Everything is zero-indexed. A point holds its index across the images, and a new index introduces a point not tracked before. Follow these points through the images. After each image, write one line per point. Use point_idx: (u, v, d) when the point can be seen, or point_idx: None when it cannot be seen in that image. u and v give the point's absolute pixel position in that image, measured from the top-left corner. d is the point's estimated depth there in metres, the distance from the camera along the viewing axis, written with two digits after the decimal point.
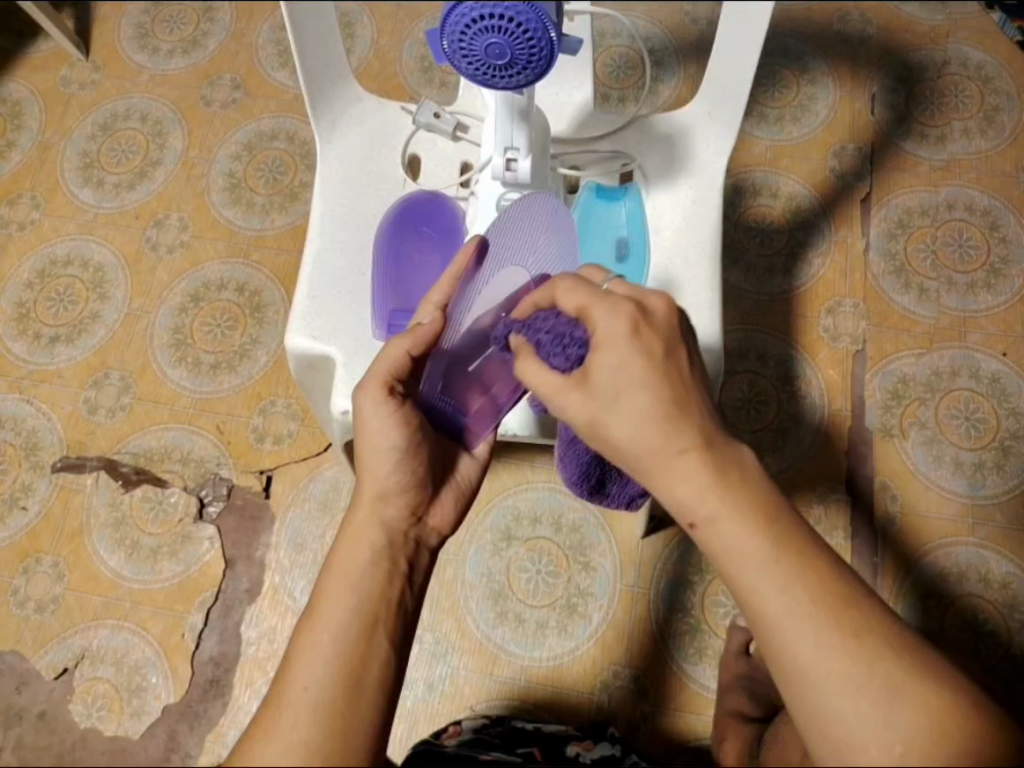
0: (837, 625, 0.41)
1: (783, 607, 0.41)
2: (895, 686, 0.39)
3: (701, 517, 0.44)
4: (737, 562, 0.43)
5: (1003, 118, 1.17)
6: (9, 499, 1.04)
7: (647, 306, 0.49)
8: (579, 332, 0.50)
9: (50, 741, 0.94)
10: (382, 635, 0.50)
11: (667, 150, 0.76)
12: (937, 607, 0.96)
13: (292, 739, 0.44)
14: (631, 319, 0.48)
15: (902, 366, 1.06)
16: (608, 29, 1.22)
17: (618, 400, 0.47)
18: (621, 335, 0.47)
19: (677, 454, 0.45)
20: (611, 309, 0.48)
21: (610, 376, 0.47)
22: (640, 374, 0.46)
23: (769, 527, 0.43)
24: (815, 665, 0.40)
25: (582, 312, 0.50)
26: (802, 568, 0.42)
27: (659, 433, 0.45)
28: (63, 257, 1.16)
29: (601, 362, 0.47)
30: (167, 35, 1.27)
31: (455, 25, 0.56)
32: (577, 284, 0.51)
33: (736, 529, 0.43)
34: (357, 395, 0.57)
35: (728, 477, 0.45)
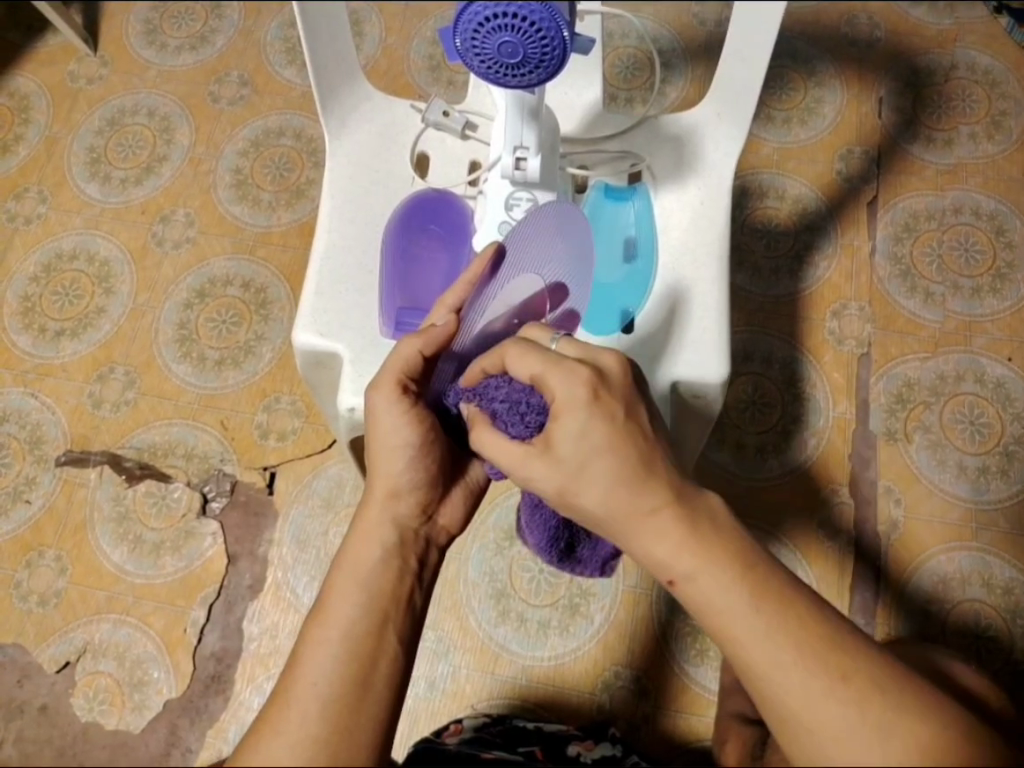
0: (824, 666, 0.41)
1: (769, 658, 0.41)
2: (889, 724, 0.39)
3: (679, 573, 0.45)
4: (720, 616, 0.43)
5: (1010, 123, 1.17)
6: (12, 492, 1.04)
7: (602, 368, 0.49)
8: (536, 398, 0.52)
9: (51, 734, 0.94)
10: (390, 632, 0.50)
11: (676, 150, 0.76)
12: (938, 614, 0.96)
13: (301, 731, 0.44)
14: (589, 385, 0.47)
15: (907, 370, 1.06)
16: (616, 29, 1.22)
17: (584, 468, 0.47)
18: (580, 401, 0.47)
19: (649, 512, 0.46)
20: (567, 375, 0.48)
21: (572, 444, 0.47)
22: (604, 439, 0.46)
23: (746, 571, 0.43)
24: (807, 710, 0.40)
25: (538, 379, 0.50)
26: (784, 611, 0.42)
27: (628, 496, 0.46)
28: (69, 251, 1.16)
29: (562, 428, 0.47)
30: (175, 31, 1.27)
31: (468, 24, 0.56)
32: (526, 351, 0.51)
33: (716, 581, 0.43)
34: (370, 394, 0.57)
35: (701, 530, 0.45)
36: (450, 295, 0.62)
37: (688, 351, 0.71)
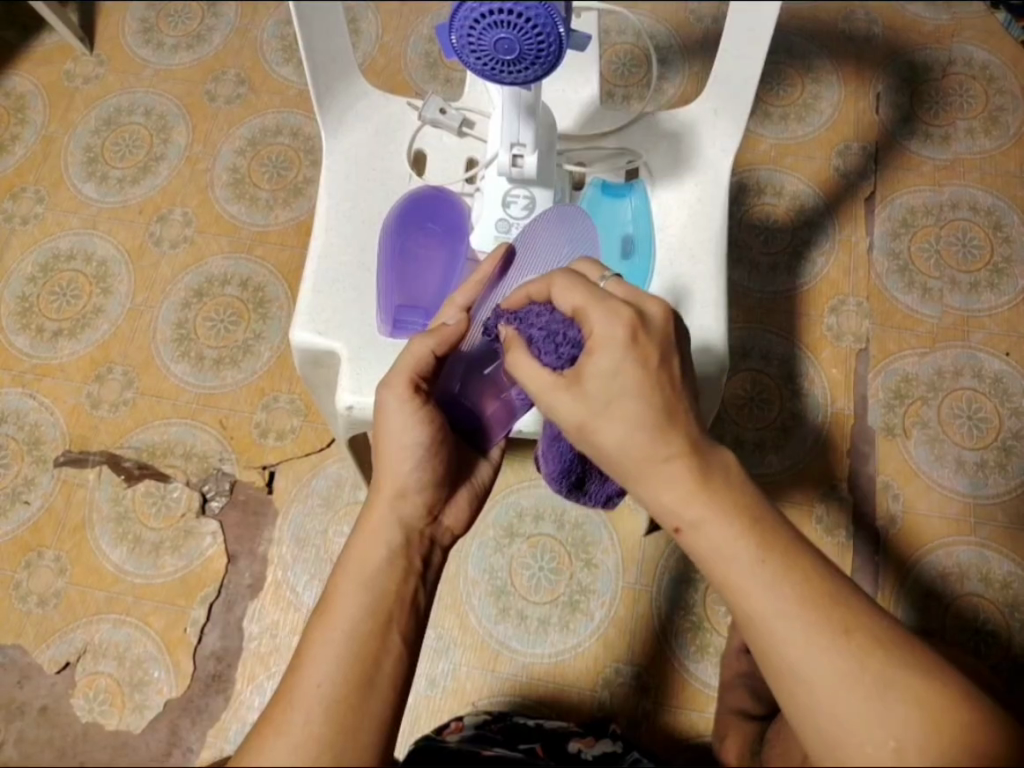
0: (827, 621, 0.41)
1: (771, 607, 0.41)
2: (887, 681, 0.39)
3: (686, 521, 0.45)
4: (725, 565, 0.43)
5: (1007, 118, 1.17)
6: (10, 493, 1.04)
7: (645, 313, 0.49)
8: (573, 331, 0.53)
9: (51, 735, 0.94)
10: (394, 632, 0.50)
11: (674, 147, 0.76)
12: (938, 607, 0.96)
13: (304, 732, 0.44)
14: (629, 324, 0.48)
15: (905, 365, 1.06)
16: (613, 27, 1.22)
17: (610, 405, 0.47)
18: (618, 340, 0.48)
19: (663, 459, 0.46)
20: (608, 313, 0.49)
21: (603, 381, 0.48)
22: (634, 382, 0.47)
23: (753, 524, 0.44)
24: (805, 663, 0.40)
25: (579, 313, 0.51)
26: (788, 563, 0.42)
27: (647, 440, 0.46)
28: (66, 251, 1.16)
29: (594, 365, 0.48)
30: (171, 30, 1.27)
31: (464, 21, 0.56)
32: (572, 284, 0.52)
33: (723, 529, 0.44)
34: (381, 392, 0.57)
35: (710, 480, 0.45)
36: (460, 292, 0.62)
37: None
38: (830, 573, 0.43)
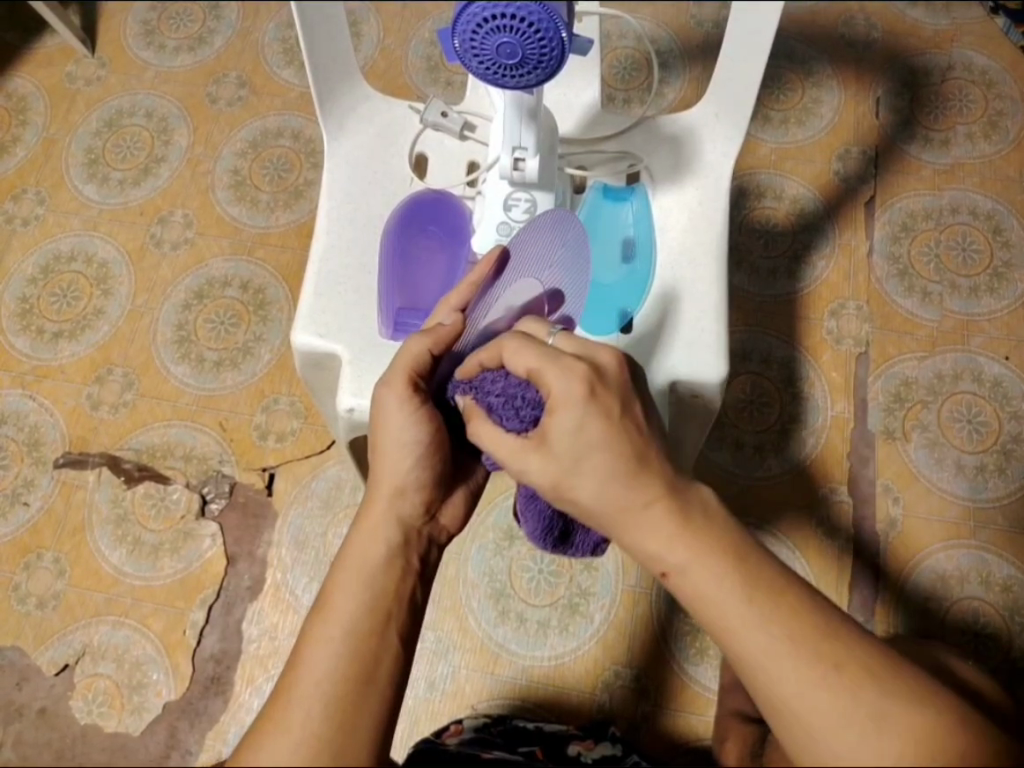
0: (817, 657, 0.41)
1: (761, 649, 0.42)
2: (880, 714, 0.40)
3: (672, 566, 0.45)
4: (715, 608, 0.44)
5: (1006, 123, 1.18)
6: (10, 495, 1.04)
7: (600, 366, 0.48)
8: (531, 392, 0.51)
9: (50, 737, 0.93)
10: (393, 630, 0.50)
11: (675, 150, 0.76)
12: (938, 611, 0.96)
13: (304, 729, 0.44)
14: (585, 381, 0.47)
15: (905, 369, 1.06)
16: (614, 30, 1.22)
17: (578, 463, 0.46)
18: (576, 399, 0.46)
19: (643, 506, 0.45)
20: (564, 371, 0.47)
21: (567, 443, 0.46)
22: (599, 437, 0.46)
23: (739, 564, 0.44)
24: (800, 700, 0.41)
25: (533, 376, 0.49)
26: (776, 602, 0.43)
27: (621, 492, 0.45)
28: (67, 253, 1.16)
29: (557, 424, 0.46)
30: (173, 32, 1.27)
31: (466, 25, 0.56)
32: (524, 345, 0.49)
33: (708, 575, 0.44)
34: (380, 390, 0.57)
35: (693, 525, 0.45)
36: (454, 294, 0.62)
37: (687, 350, 0.71)
38: (821, 606, 0.44)
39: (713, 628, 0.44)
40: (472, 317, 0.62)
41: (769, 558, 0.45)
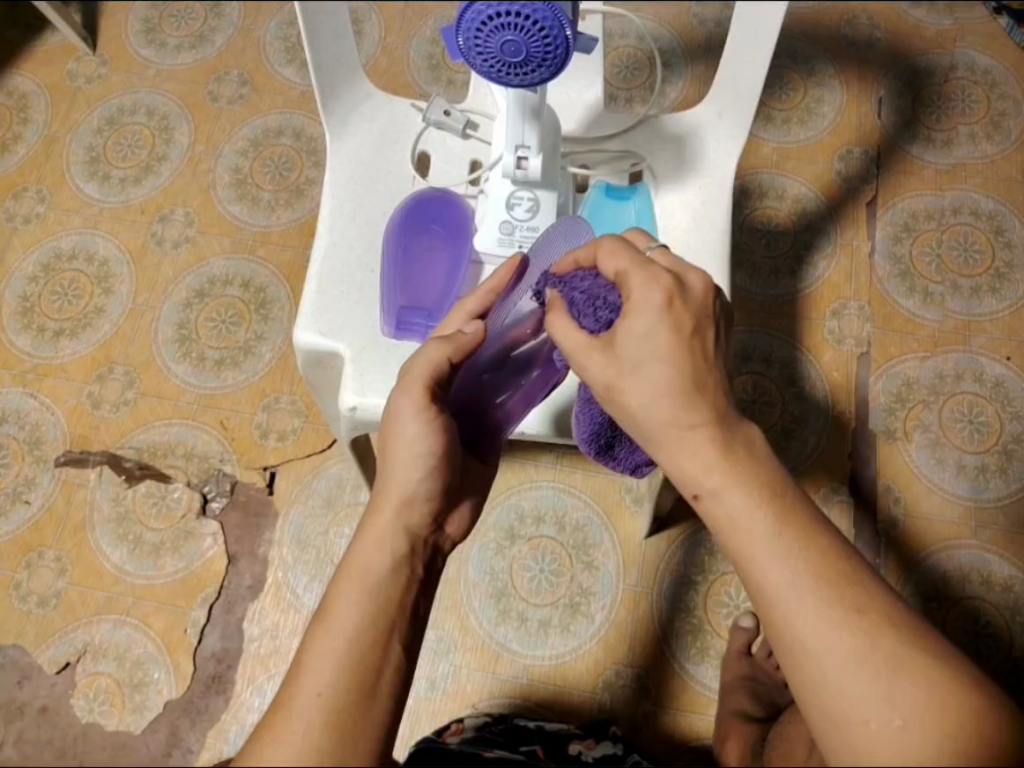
0: (840, 597, 0.41)
1: (784, 581, 0.42)
2: (896, 661, 0.40)
3: (705, 489, 0.46)
4: (743, 536, 0.44)
5: (1009, 123, 1.17)
6: (11, 493, 1.04)
7: (685, 282, 0.49)
8: (614, 296, 0.51)
9: (51, 735, 0.94)
10: (395, 641, 0.50)
11: (678, 149, 0.76)
12: (939, 610, 0.96)
13: (305, 742, 0.44)
14: (667, 290, 0.48)
15: (906, 369, 1.06)
16: (616, 29, 1.22)
17: (638, 368, 0.47)
18: (654, 305, 0.48)
19: (689, 428, 0.46)
20: (647, 279, 0.49)
21: (636, 344, 0.48)
22: (665, 345, 0.47)
23: (772, 497, 0.44)
24: (817, 638, 0.40)
25: (620, 277, 0.51)
26: (806, 536, 0.43)
27: (670, 408, 0.46)
28: (68, 251, 1.15)
29: (630, 327, 0.48)
30: (174, 31, 1.27)
31: (471, 23, 0.56)
32: (617, 249, 0.52)
33: (741, 501, 0.44)
34: (396, 395, 0.57)
35: (735, 456, 0.46)
36: (472, 298, 0.61)
37: None
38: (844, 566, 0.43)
39: (737, 558, 0.44)
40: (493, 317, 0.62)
41: (805, 501, 0.45)
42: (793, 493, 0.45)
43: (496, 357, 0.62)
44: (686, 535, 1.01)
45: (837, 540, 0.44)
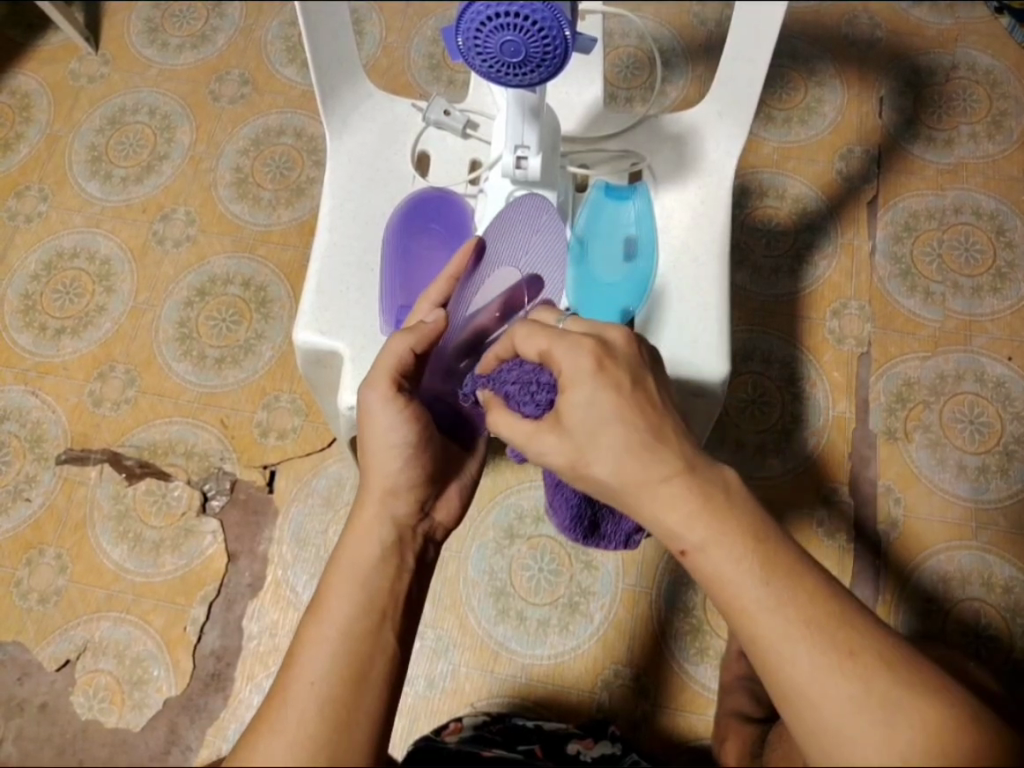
0: (831, 642, 0.41)
1: (775, 631, 0.42)
2: (892, 702, 0.40)
3: (690, 544, 0.45)
4: (732, 588, 0.43)
5: (1011, 122, 1.17)
6: (12, 491, 1.04)
7: (608, 343, 0.50)
8: (546, 376, 0.53)
9: (51, 733, 0.94)
10: (387, 628, 0.50)
11: (677, 149, 0.76)
12: (938, 613, 0.96)
13: (297, 729, 0.44)
14: (594, 355, 0.49)
15: (907, 369, 1.06)
16: (616, 28, 1.22)
17: (591, 437, 0.48)
18: (586, 373, 0.48)
19: (662, 479, 0.46)
20: (573, 347, 0.49)
21: (582, 413, 0.48)
22: (612, 410, 0.47)
23: (757, 546, 0.44)
24: (814, 682, 0.40)
25: (545, 357, 0.51)
26: (793, 584, 0.43)
27: (640, 466, 0.46)
28: (70, 250, 1.16)
29: (569, 400, 0.49)
30: (176, 30, 1.27)
31: (470, 23, 0.56)
32: (533, 329, 0.52)
33: (724, 555, 0.44)
34: (364, 391, 0.57)
35: (713, 502, 0.45)
36: (434, 289, 0.63)
37: (691, 347, 0.71)
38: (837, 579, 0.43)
39: (726, 609, 0.44)
40: (453, 309, 0.64)
41: (790, 544, 0.45)
42: (776, 538, 0.44)
43: (466, 345, 0.64)
44: None
45: (823, 579, 0.44)
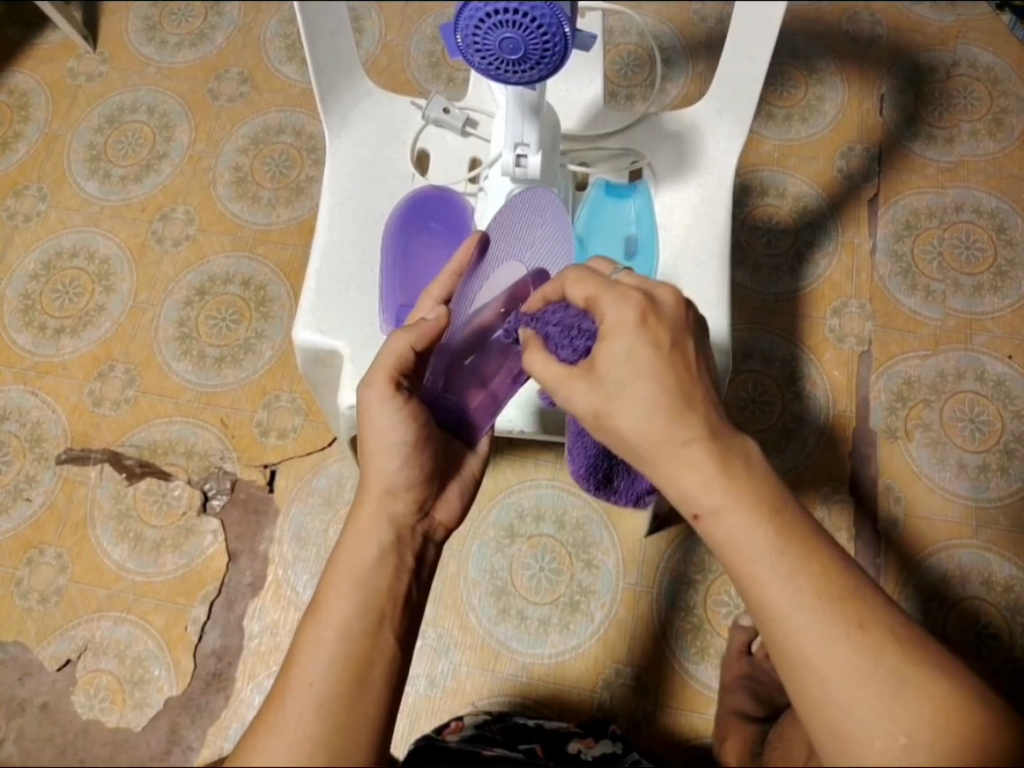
0: (841, 615, 0.41)
1: (786, 599, 0.42)
2: (900, 679, 0.40)
3: (705, 508, 0.45)
4: (744, 555, 0.43)
5: (1012, 120, 1.17)
6: (12, 491, 1.04)
7: (655, 297, 0.49)
8: (588, 323, 0.51)
9: (52, 733, 0.94)
10: (387, 629, 0.50)
11: (676, 148, 0.76)
12: (939, 610, 0.96)
13: (297, 732, 0.44)
14: (640, 307, 0.48)
15: (907, 367, 1.06)
16: (616, 27, 1.22)
17: (624, 389, 0.47)
18: (629, 323, 0.48)
19: (683, 443, 0.45)
20: (618, 299, 0.49)
21: (616, 366, 0.47)
22: (649, 365, 0.47)
23: (773, 514, 0.44)
24: (819, 655, 0.41)
25: (591, 303, 0.50)
26: (807, 554, 0.43)
27: (663, 425, 0.46)
28: (69, 249, 1.16)
29: (609, 350, 0.48)
30: (174, 28, 1.27)
31: (469, 20, 0.56)
32: (583, 275, 0.51)
33: (740, 520, 0.44)
34: (362, 390, 0.57)
35: (732, 468, 0.45)
36: (437, 286, 0.63)
37: None
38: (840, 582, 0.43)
39: None
40: (456, 304, 0.63)
41: (806, 517, 0.45)
42: (793, 509, 0.45)
43: (469, 343, 0.62)
44: (684, 534, 1.01)
45: (837, 553, 0.44)
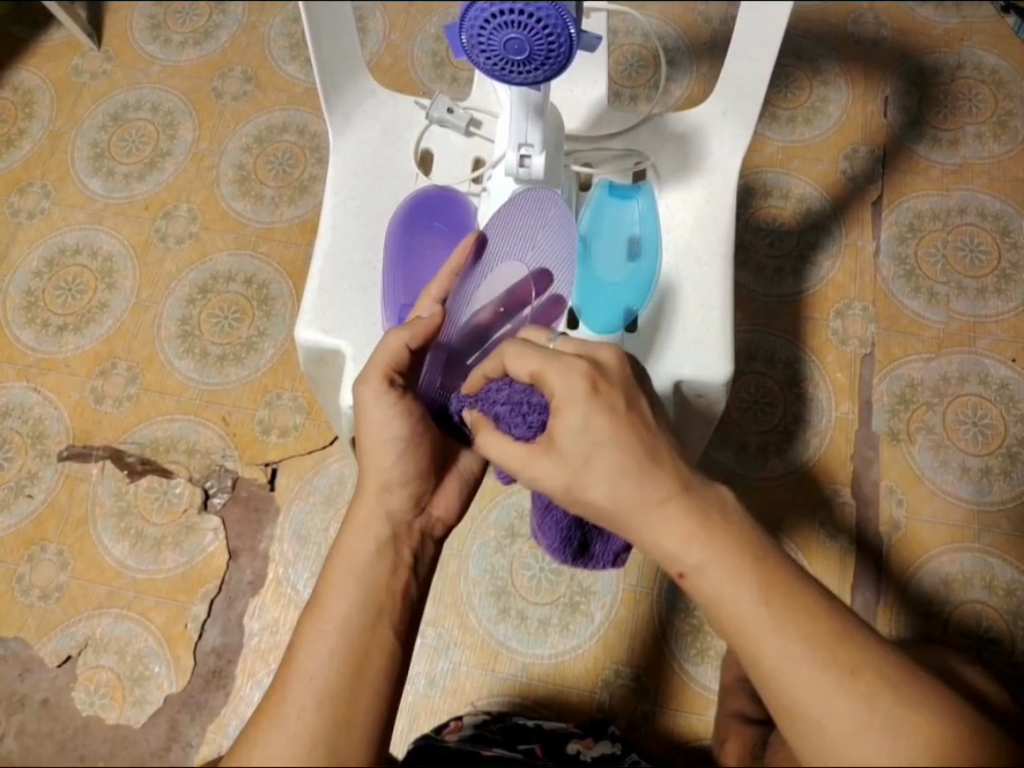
0: (833, 660, 0.41)
1: (776, 652, 0.42)
2: (894, 723, 0.39)
3: (689, 566, 0.45)
4: (732, 607, 0.43)
5: (1017, 123, 1.16)
6: (14, 487, 1.04)
7: (599, 362, 0.50)
8: (536, 397, 0.53)
9: (52, 728, 0.94)
10: (384, 624, 0.49)
11: (680, 148, 0.76)
12: (940, 615, 0.95)
13: (297, 725, 0.44)
14: (588, 376, 0.48)
15: (911, 370, 1.06)
16: (620, 27, 1.22)
17: (586, 462, 0.47)
18: (579, 394, 0.48)
19: (657, 505, 0.46)
20: (565, 370, 0.49)
21: (575, 438, 0.47)
22: (607, 434, 0.47)
23: (757, 566, 0.44)
24: (812, 704, 0.40)
25: (537, 377, 0.50)
26: (794, 603, 0.42)
27: (635, 490, 0.46)
28: (72, 246, 1.16)
29: (563, 424, 0.48)
30: (179, 27, 1.27)
31: (474, 20, 0.56)
32: (525, 350, 0.51)
33: (724, 576, 0.43)
34: (357, 388, 0.57)
35: (712, 523, 0.45)
36: (436, 285, 0.63)
37: (692, 348, 0.70)
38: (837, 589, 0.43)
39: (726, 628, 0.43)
40: (453, 305, 0.64)
41: (789, 564, 0.44)
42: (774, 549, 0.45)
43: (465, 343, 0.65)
44: None
45: (821, 593, 0.44)
